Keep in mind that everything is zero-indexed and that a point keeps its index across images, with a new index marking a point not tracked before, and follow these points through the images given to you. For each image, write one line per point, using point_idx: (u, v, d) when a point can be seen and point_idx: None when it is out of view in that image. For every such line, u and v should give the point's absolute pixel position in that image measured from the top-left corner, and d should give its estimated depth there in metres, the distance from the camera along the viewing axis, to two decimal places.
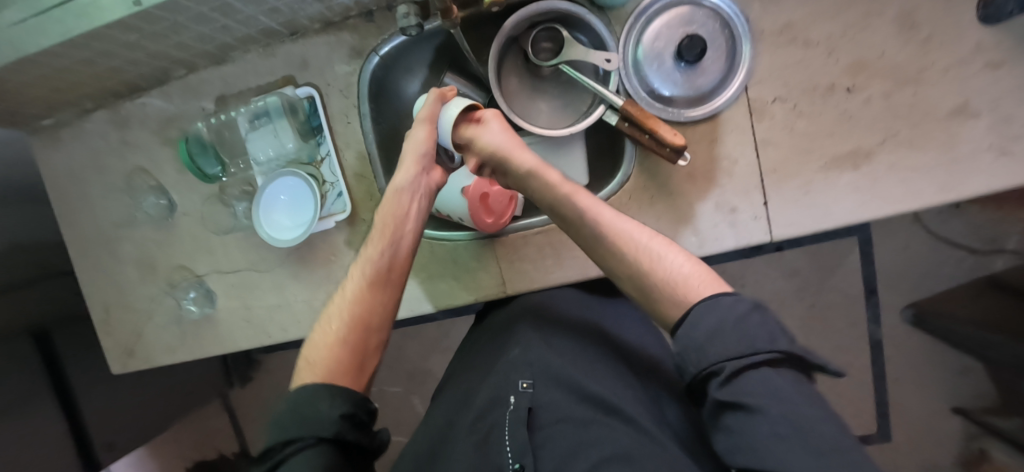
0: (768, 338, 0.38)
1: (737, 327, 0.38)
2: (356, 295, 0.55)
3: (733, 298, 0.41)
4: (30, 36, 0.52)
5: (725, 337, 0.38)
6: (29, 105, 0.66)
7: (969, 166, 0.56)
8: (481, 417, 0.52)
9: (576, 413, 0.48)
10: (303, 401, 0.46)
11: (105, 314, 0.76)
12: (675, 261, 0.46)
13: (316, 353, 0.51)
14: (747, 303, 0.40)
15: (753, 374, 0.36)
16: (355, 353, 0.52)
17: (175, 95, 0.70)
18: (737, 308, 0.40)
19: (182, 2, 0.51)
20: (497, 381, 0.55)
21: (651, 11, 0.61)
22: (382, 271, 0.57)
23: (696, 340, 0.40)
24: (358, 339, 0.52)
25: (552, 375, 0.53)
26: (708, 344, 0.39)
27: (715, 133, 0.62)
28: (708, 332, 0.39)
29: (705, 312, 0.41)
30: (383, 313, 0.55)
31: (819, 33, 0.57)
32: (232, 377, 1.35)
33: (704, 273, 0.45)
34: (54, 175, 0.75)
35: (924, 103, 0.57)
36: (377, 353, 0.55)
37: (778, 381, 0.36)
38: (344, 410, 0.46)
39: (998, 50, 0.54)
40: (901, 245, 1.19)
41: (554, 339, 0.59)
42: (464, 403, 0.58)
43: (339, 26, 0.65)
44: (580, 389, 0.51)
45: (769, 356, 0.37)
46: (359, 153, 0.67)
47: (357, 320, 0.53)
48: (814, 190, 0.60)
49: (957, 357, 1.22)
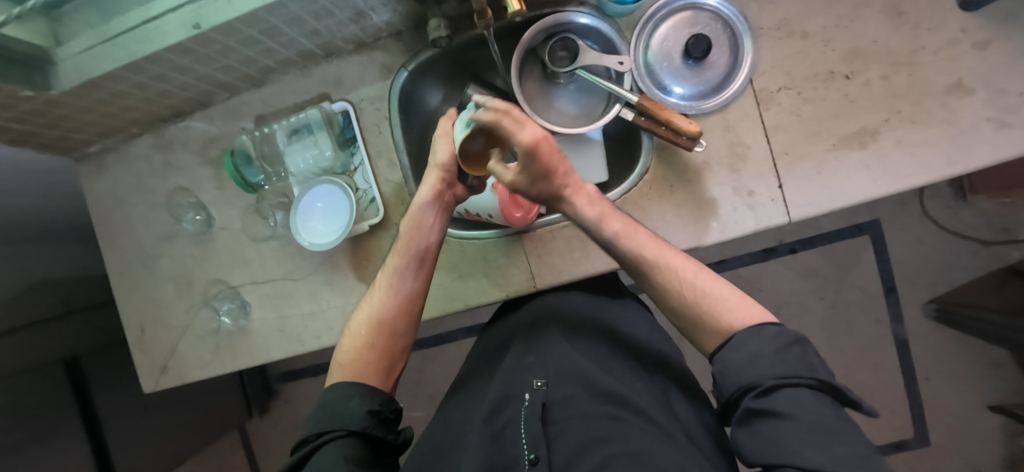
0: (808, 368, 0.43)
1: (775, 356, 0.43)
2: (381, 306, 0.57)
3: (776, 329, 0.45)
4: (97, 62, 0.58)
5: (763, 361, 0.43)
6: (80, 130, 0.71)
7: (972, 138, 0.59)
8: (493, 415, 0.51)
9: (588, 411, 0.48)
10: (336, 400, 0.51)
11: (140, 332, 0.78)
12: (723, 295, 0.50)
13: (348, 355, 0.56)
14: (790, 336, 0.45)
15: (785, 393, 0.41)
16: (383, 357, 0.56)
17: (217, 117, 0.75)
18: (779, 337, 0.45)
19: (237, 25, 0.56)
20: (510, 381, 0.55)
21: (657, 17, 0.67)
22: (404, 281, 0.58)
23: (738, 362, 0.45)
24: (385, 346, 0.56)
25: (564, 371, 0.53)
26: (750, 366, 0.44)
27: (727, 122, 0.65)
28: (748, 356, 0.44)
29: (746, 340, 0.45)
30: (407, 320, 0.58)
31: (815, 26, 0.63)
32: (253, 407, 1.33)
33: (746, 304, 0.50)
34: (96, 198, 0.79)
35: (921, 83, 0.61)
36: (403, 356, 0.58)
37: (812, 400, 0.41)
38: (372, 407, 0.51)
39: (982, 31, 0.59)
40: (915, 239, 1.21)
41: (573, 337, 0.59)
42: (472, 401, 0.58)
43: (371, 46, 0.70)
44: (592, 382, 0.51)
45: (808, 381, 0.42)
46: (390, 161, 0.71)
47: (382, 327, 0.56)
48: (827, 170, 0.63)
49: (988, 352, 1.20)
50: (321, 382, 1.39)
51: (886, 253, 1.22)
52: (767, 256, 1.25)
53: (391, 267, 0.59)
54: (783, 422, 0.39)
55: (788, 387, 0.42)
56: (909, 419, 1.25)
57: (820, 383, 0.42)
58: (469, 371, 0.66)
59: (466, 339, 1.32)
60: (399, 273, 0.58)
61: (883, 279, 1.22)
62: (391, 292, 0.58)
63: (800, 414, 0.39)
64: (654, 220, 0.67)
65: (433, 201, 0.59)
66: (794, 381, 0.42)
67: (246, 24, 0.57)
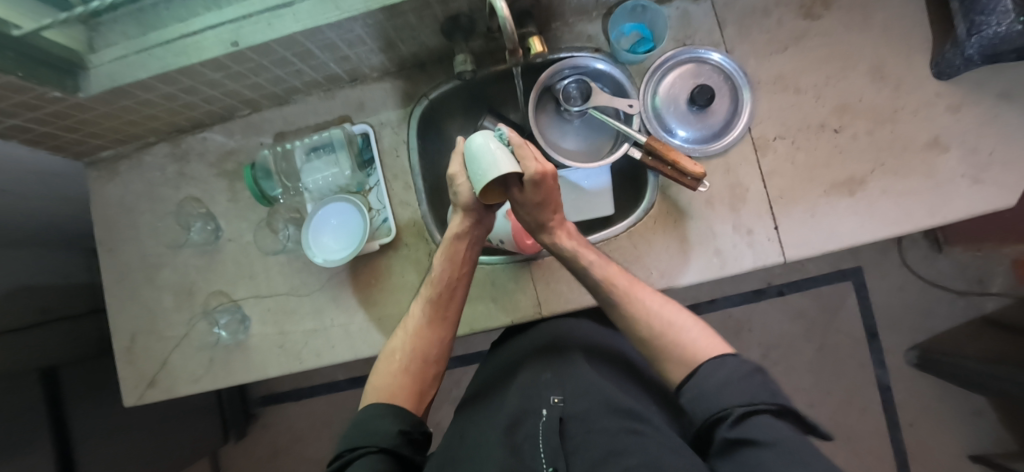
0: (770, 394, 0.45)
1: (742, 381, 0.46)
2: (418, 333, 0.58)
3: (739, 360, 0.48)
4: (131, 71, 0.60)
5: (731, 387, 0.46)
6: (99, 135, 0.71)
7: (949, 191, 0.65)
8: (513, 427, 0.51)
9: (607, 426, 0.48)
10: (367, 420, 0.51)
11: (130, 342, 0.75)
12: (687, 328, 0.53)
13: (381, 379, 0.56)
14: (752, 365, 0.48)
15: (756, 419, 0.43)
16: (420, 382, 0.57)
17: (237, 132, 0.76)
18: (743, 368, 0.47)
19: (273, 46, 0.59)
20: (527, 397, 0.55)
21: (666, 66, 0.72)
22: (440, 311, 0.59)
23: (708, 389, 0.47)
24: (420, 372, 0.57)
25: (579, 389, 0.54)
26: (718, 392, 0.46)
27: (728, 164, 0.70)
28: (717, 383, 0.47)
29: (714, 369, 0.48)
30: (440, 348, 0.59)
31: (806, 83, 0.69)
32: (230, 433, 1.27)
33: (708, 337, 0.53)
34: (102, 204, 0.78)
35: (902, 139, 0.67)
36: (436, 382, 0.59)
37: (780, 426, 0.42)
38: (402, 427, 0.51)
39: (954, 96, 0.66)
40: (896, 286, 1.26)
41: (592, 359, 0.59)
42: (485, 416, 0.57)
43: (394, 74, 0.74)
44: (610, 400, 0.51)
45: (771, 407, 0.44)
46: (405, 183, 0.73)
47: (419, 353, 0.57)
48: (820, 212, 0.67)
49: (969, 400, 1.23)
50: (304, 408, 1.34)
51: (869, 299, 1.26)
52: (757, 297, 1.29)
53: (428, 297, 0.59)
54: (759, 449, 0.40)
55: (756, 413, 0.43)
56: (895, 465, 1.26)
57: (785, 408, 0.44)
58: (481, 389, 0.65)
59: (457, 369, 1.30)
60: (437, 301, 0.59)
61: (868, 324, 1.27)
62: (426, 321, 0.59)
63: (776, 439, 0.40)
64: (658, 253, 0.70)
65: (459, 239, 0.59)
66: (759, 406, 0.44)
67: (282, 45, 0.60)
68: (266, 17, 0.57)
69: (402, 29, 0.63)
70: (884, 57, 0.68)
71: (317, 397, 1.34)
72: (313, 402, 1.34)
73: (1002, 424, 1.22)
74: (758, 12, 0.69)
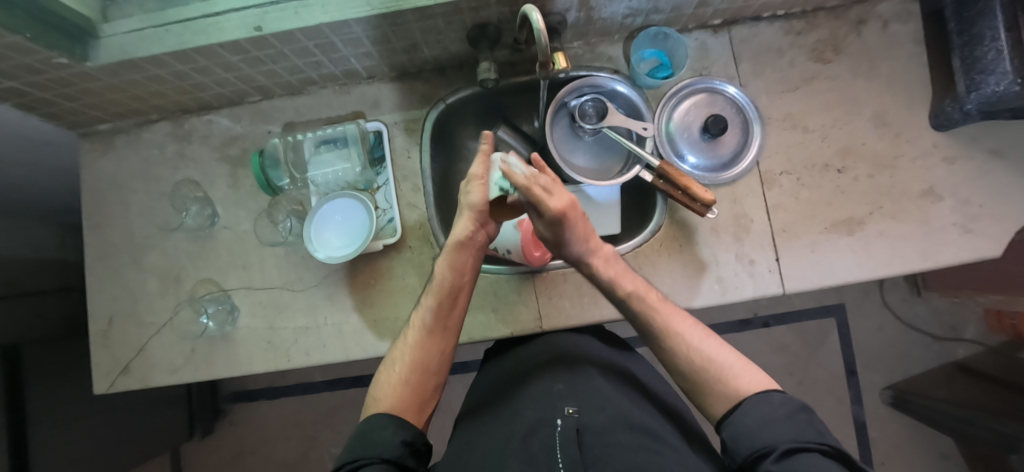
0: (814, 434, 0.47)
1: (785, 420, 0.48)
2: (416, 345, 0.56)
3: (783, 397, 0.50)
4: (144, 44, 0.58)
5: (774, 425, 0.48)
6: (99, 106, 0.69)
7: (940, 238, 0.68)
8: (530, 437, 0.51)
9: (624, 441, 0.49)
10: (370, 430, 0.51)
11: (107, 325, 0.71)
12: (730, 363, 0.54)
13: (383, 390, 0.56)
14: (796, 404, 0.50)
15: (801, 457, 0.45)
16: (418, 394, 0.55)
17: (244, 117, 0.74)
18: (786, 406, 0.49)
19: (297, 35, 0.58)
20: (541, 407, 0.55)
21: (682, 93, 0.73)
22: (441, 320, 0.57)
23: (748, 426, 0.49)
24: (419, 383, 0.55)
25: (595, 403, 0.54)
26: (760, 431, 0.48)
27: (735, 194, 0.71)
28: (759, 421, 0.48)
29: (755, 406, 0.50)
30: (441, 358, 0.57)
31: (814, 123, 0.71)
32: (195, 428, 1.21)
33: (751, 371, 0.53)
34: (92, 178, 0.74)
35: (900, 185, 0.69)
36: (436, 393, 0.58)
37: (823, 465, 0.44)
38: (405, 438, 0.51)
39: (950, 149, 0.69)
40: (876, 327, 1.30)
41: (600, 375, 0.60)
42: (496, 425, 0.56)
43: (413, 76, 0.74)
44: (627, 418, 0.52)
45: (816, 446, 0.46)
46: (415, 186, 0.72)
47: (417, 363, 0.56)
48: (819, 248, 0.69)
49: (939, 443, 1.27)
50: (277, 408, 1.29)
51: (850, 337, 1.30)
52: (743, 327, 1.31)
53: (427, 307, 0.57)
54: None
55: (802, 451, 0.46)
56: None
57: (831, 448, 0.47)
58: (483, 399, 0.64)
59: None
60: (434, 311, 0.57)
61: (847, 362, 1.29)
62: (425, 330, 0.57)
63: None
64: (662, 275, 0.70)
65: (459, 245, 0.57)
66: (804, 447, 0.46)
67: (306, 35, 0.59)
68: (293, 5, 0.57)
69: (428, 32, 0.63)
70: (887, 106, 0.71)
71: (292, 397, 1.29)
72: (287, 402, 1.29)
73: (968, 468, 1.25)
74: (772, 51, 0.72)
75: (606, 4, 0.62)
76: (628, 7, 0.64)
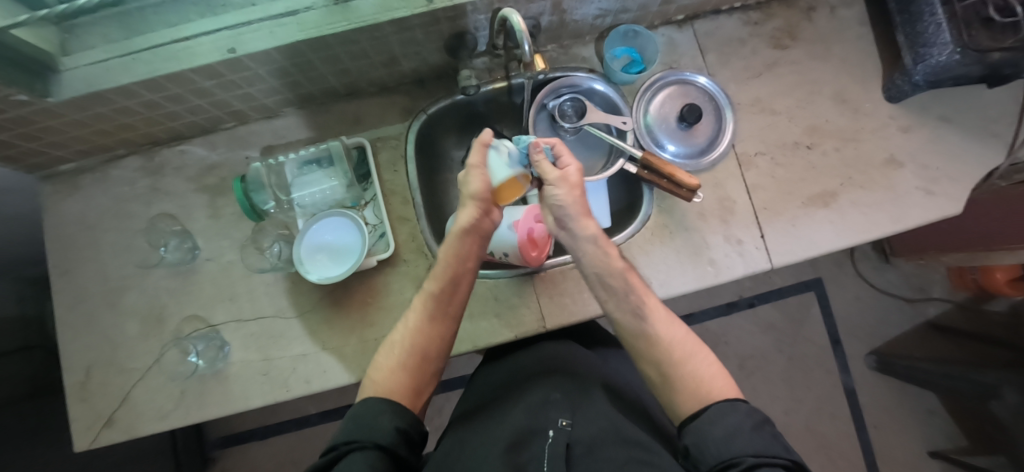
0: (781, 448, 0.45)
1: (752, 432, 0.45)
2: (417, 328, 0.55)
3: (749, 409, 0.48)
4: (110, 76, 0.55)
5: (740, 436, 0.45)
6: (61, 145, 0.65)
7: (907, 201, 0.72)
8: (517, 447, 0.49)
9: (613, 456, 0.46)
10: (366, 416, 0.48)
11: (85, 377, 0.67)
12: (699, 362, 0.53)
13: (380, 374, 0.53)
14: (761, 416, 0.48)
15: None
16: (415, 380, 0.53)
17: (220, 145, 0.72)
18: (752, 417, 0.47)
19: (273, 55, 0.57)
20: (533, 416, 0.54)
21: (655, 87, 0.76)
22: (442, 305, 0.56)
23: (715, 435, 0.46)
24: (417, 368, 0.54)
25: (590, 416, 0.53)
26: (729, 440, 0.45)
27: (716, 178, 0.74)
28: (726, 430, 0.46)
29: (722, 414, 0.47)
30: (440, 344, 0.56)
31: (781, 105, 0.75)
32: None
33: (723, 377, 0.52)
34: (57, 221, 0.70)
35: (865, 155, 0.74)
36: (434, 381, 0.56)
37: None
38: (399, 425, 0.49)
39: (904, 119, 0.74)
40: (853, 296, 1.36)
41: (597, 389, 0.58)
42: (487, 430, 0.56)
43: (393, 90, 0.74)
44: (621, 431, 0.51)
45: (781, 460, 0.43)
46: (404, 199, 0.72)
47: (417, 348, 0.54)
48: (800, 223, 0.72)
49: (923, 400, 1.33)
50: (270, 448, 1.22)
51: (830, 308, 1.35)
52: (731, 310, 1.35)
53: (428, 291, 0.56)
54: None
55: (766, 466, 0.42)
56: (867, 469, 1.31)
57: (795, 463, 0.44)
58: (476, 407, 0.64)
59: (441, 395, 1.25)
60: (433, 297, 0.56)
61: (830, 333, 1.35)
62: (426, 315, 0.56)
63: None
64: (656, 263, 0.71)
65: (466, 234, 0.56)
66: (769, 458, 0.43)
67: (283, 55, 0.58)
68: (268, 25, 0.56)
69: (407, 44, 0.63)
70: (844, 85, 0.76)
71: (285, 434, 1.23)
72: (281, 440, 1.22)
73: (953, 422, 1.32)
74: (735, 42, 0.77)
75: (578, 6, 0.65)
76: (599, 8, 0.67)
